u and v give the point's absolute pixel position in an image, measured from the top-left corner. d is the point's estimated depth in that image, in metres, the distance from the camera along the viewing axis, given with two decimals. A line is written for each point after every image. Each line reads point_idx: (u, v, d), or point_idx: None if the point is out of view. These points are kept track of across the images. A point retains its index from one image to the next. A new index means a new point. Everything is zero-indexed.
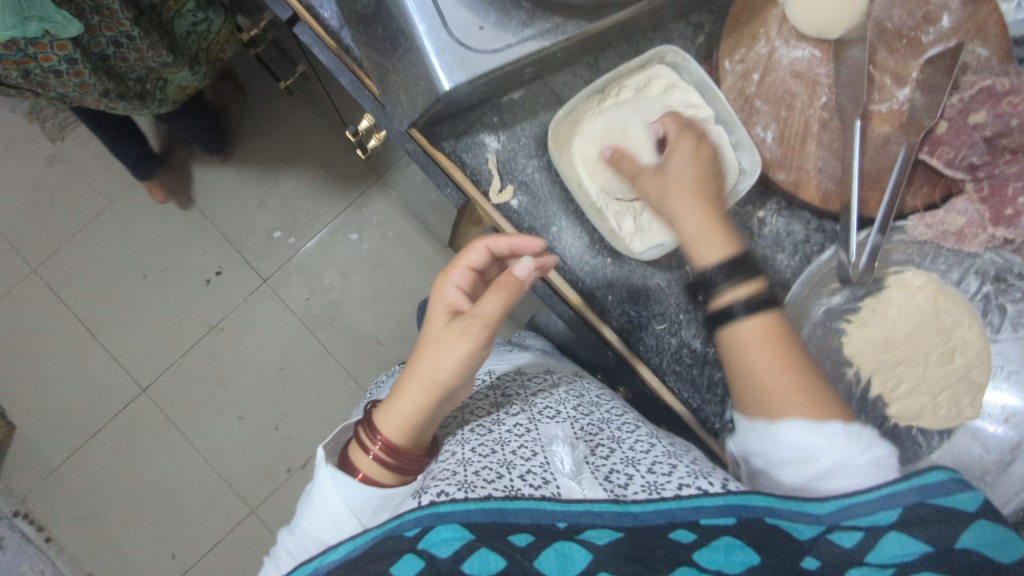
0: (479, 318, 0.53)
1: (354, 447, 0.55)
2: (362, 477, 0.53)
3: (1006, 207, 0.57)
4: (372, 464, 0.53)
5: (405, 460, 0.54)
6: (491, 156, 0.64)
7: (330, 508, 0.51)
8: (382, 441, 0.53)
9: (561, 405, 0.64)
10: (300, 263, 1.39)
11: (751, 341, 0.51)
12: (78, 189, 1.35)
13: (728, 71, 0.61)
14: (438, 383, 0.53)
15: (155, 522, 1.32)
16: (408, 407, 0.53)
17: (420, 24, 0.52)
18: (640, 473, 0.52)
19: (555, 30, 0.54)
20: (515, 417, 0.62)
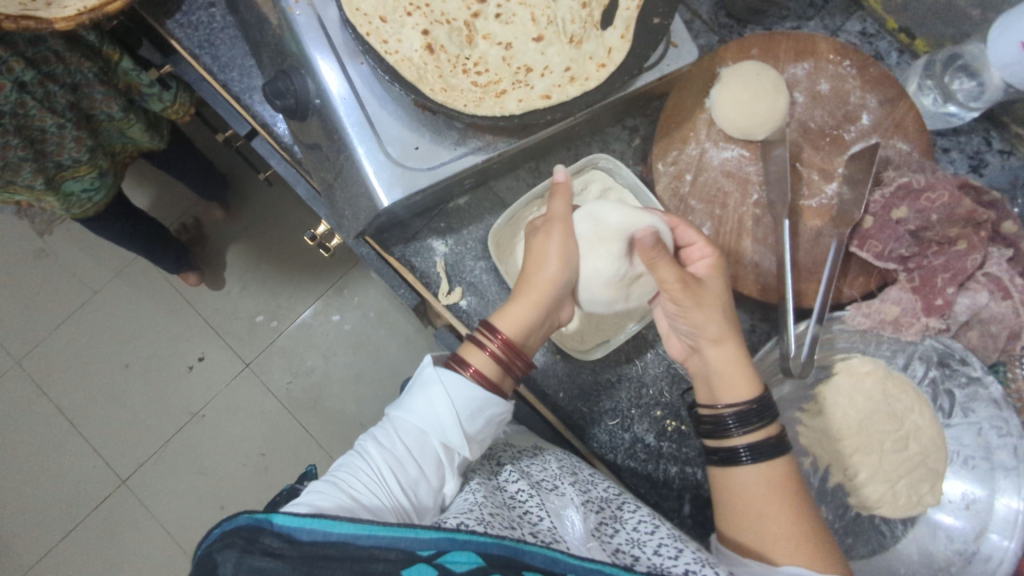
0: (559, 221, 0.59)
1: (466, 350, 0.55)
2: (474, 372, 0.52)
3: (936, 297, 0.59)
4: (486, 361, 0.54)
5: (516, 366, 0.54)
6: (439, 260, 0.65)
7: (433, 403, 0.51)
8: (503, 337, 0.54)
9: (559, 476, 0.58)
10: (282, 346, 1.40)
11: (755, 484, 0.49)
12: (63, 281, 1.38)
13: (661, 172, 0.64)
14: (552, 285, 0.57)
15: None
16: (525, 306, 0.55)
17: (359, 146, 0.55)
18: (647, 555, 0.49)
19: (488, 146, 0.57)
20: (517, 483, 0.56)
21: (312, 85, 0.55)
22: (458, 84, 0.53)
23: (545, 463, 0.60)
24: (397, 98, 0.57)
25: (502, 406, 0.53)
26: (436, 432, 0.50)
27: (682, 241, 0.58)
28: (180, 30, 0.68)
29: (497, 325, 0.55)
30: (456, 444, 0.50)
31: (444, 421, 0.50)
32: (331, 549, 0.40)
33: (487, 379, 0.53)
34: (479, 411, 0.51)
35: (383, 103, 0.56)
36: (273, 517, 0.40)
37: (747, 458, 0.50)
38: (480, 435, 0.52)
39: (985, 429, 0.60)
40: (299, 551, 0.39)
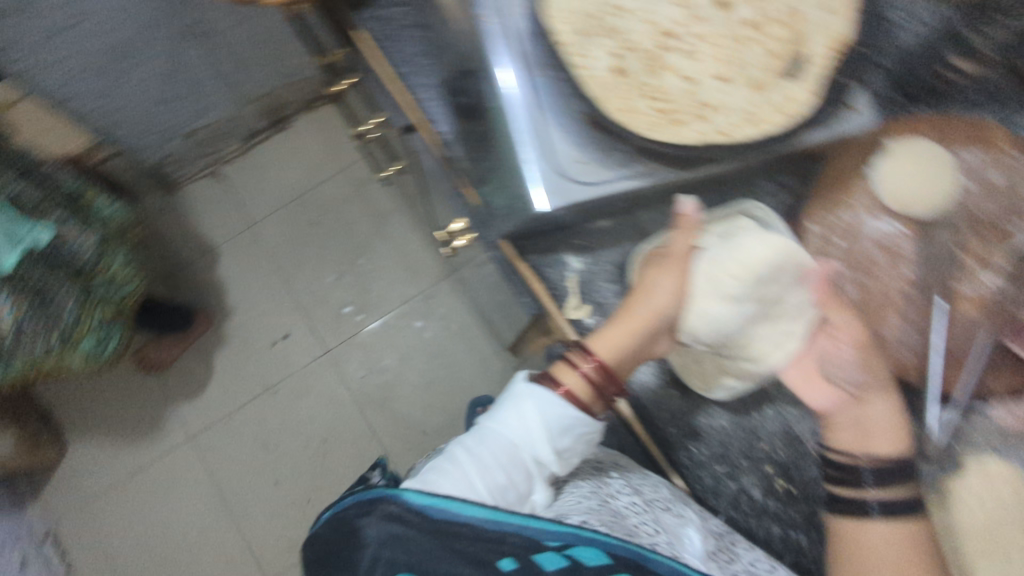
0: (677, 250, 0.61)
1: (559, 370, 0.55)
2: (565, 393, 0.52)
3: None
4: (578, 383, 0.53)
5: (608, 391, 0.54)
6: (572, 275, 0.66)
7: (523, 418, 0.50)
8: (597, 361, 0.54)
9: (674, 497, 0.59)
10: (362, 340, 1.50)
11: (884, 543, 0.52)
12: (184, 239, 1.54)
13: (812, 233, 0.63)
14: (658, 315, 0.59)
15: (165, 568, 1.35)
16: (626, 329, 0.59)
17: (527, 154, 0.58)
18: None
19: (652, 173, 0.57)
20: (630, 497, 0.58)
21: (493, 89, 0.59)
22: (638, 108, 0.54)
23: (656, 486, 0.61)
24: (572, 112, 0.58)
25: (593, 426, 0.53)
26: (527, 446, 0.50)
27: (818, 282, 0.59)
28: (370, 21, 0.72)
29: (587, 350, 0.55)
30: (545, 458, 0.51)
31: (536, 435, 0.50)
32: (463, 530, 0.42)
33: (578, 401, 0.52)
34: (570, 429, 0.51)
35: (557, 114, 0.58)
36: (402, 493, 0.43)
37: (878, 513, 0.53)
38: (569, 451, 0.52)
39: None
40: (431, 527, 0.41)
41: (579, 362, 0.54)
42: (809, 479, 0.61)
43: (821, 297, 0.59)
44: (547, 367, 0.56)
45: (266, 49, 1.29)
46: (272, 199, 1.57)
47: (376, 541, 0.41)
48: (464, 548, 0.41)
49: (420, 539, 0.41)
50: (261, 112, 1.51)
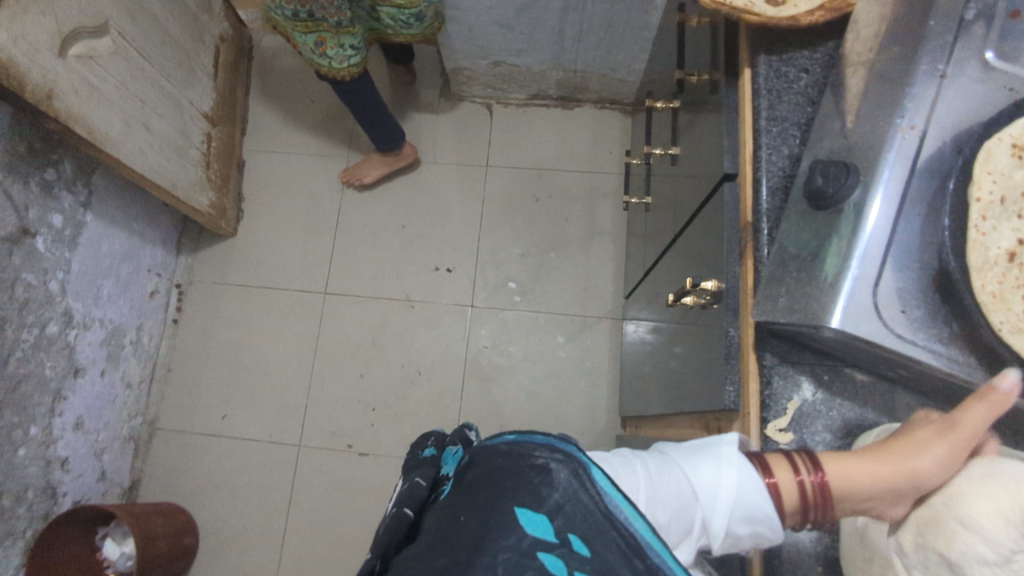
0: (967, 427, 0.51)
1: (779, 463, 0.56)
2: (771, 482, 0.54)
3: None
4: (789, 484, 0.54)
5: (812, 508, 0.54)
6: (796, 399, 0.62)
7: (720, 479, 0.55)
8: (822, 478, 0.54)
9: None
10: (505, 317, 1.54)
11: None
12: (430, 143, 1.68)
13: None
14: (914, 477, 0.51)
15: (245, 375, 1.53)
16: (866, 475, 0.52)
17: (854, 267, 0.53)
18: None
19: (964, 367, 0.52)
20: None
21: (857, 194, 0.56)
22: (1012, 300, 0.49)
23: None
24: (923, 262, 0.54)
25: (776, 532, 0.54)
26: (705, 504, 0.54)
27: None
28: (765, 69, 0.71)
29: (821, 464, 0.55)
30: (714, 528, 0.54)
31: (719, 500, 0.54)
32: (627, 536, 0.48)
33: (779, 499, 0.54)
34: (752, 520, 0.54)
35: (907, 253, 0.54)
36: (595, 469, 0.51)
37: None
38: (738, 536, 0.55)
39: None
40: (602, 515, 0.48)
41: (802, 467, 0.55)
42: None
43: None
44: (769, 454, 0.57)
45: (609, 33, 1.39)
46: (516, 158, 1.67)
47: (563, 493, 0.49)
48: (622, 553, 0.47)
49: (593, 518, 0.48)
50: (560, 83, 1.61)
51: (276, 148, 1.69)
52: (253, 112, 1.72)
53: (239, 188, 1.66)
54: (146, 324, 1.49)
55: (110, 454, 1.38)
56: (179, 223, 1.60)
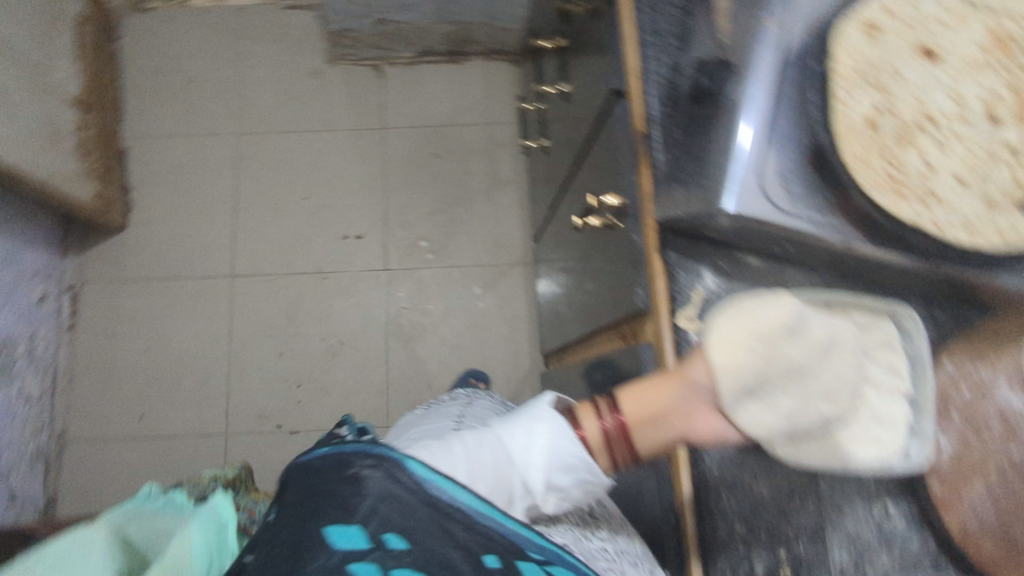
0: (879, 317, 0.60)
1: (585, 410, 0.67)
2: (582, 436, 0.63)
3: None
4: (595, 430, 0.65)
5: (617, 446, 0.64)
6: (699, 289, 0.66)
7: (532, 437, 0.61)
8: (620, 421, 0.64)
9: (641, 558, 0.65)
10: (419, 278, 1.54)
11: None
12: (322, 109, 1.64)
13: (943, 367, 0.60)
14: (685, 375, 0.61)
15: (157, 372, 1.45)
16: (655, 392, 0.63)
17: (737, 152, 0.59)
18: None
19: (842, 231, 0.57)
20: (600, 543, 0.64)
21: (733, 89, 0.61)
22: (871, 160, 0.55)
23: (634, 548, 0.67)
24: (797, 140, 0.59)
25: (600, 479, 0.62)
26: (522, 464, 0.59)
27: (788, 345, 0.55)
28: None
29: (622, 407, 0.64)
30: (533, 483, 0.60)
31: (534, 458, 0.60)
32: (453, 511, 0.47)
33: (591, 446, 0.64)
34: (572, 468, 0.61)
35: (780, 135, 0.59)
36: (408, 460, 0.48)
37: None
38: (564, 486, 0.61)
39: None
40: (423, 503, 0.46)
41: (607, 415, 0.65)
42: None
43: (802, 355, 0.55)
44: (583, 409, 0.66)
45: None
46: (413, 117, 1.65)
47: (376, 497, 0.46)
48: (450, 531, 0.46)
49: (406, 510, 0.46)
50: (447, 38, 1.61)
51: (156, 132, 1.60)
52: (126, 95, 1.61)
53: (122, 178, 1.55)
54: (40, 333, 1.39)
55: (19, 474, 1.28)
56: (61, 223, 1.49)
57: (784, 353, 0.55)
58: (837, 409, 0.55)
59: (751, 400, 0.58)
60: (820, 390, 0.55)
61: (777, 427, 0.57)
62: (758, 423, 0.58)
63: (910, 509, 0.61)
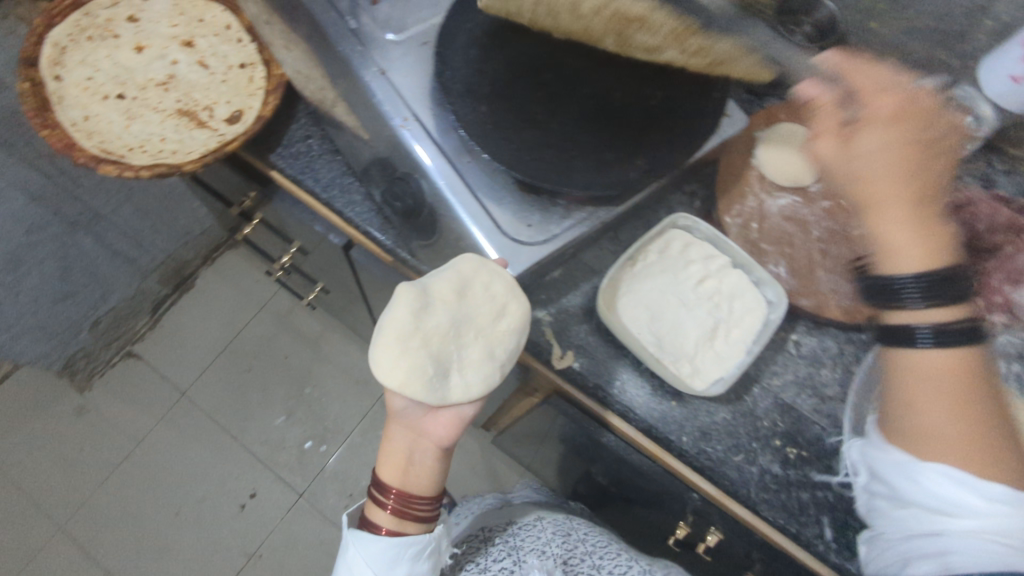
0: (669, 244, 0.72)
1: (370, 507, 0.71)
2: (386, 530, 0.69)
3: (996, 296, 0.67)
4: (387, 517, 0.70)
5: (415, 507, 0.70)
6: (546, 329, 0.70)
7: (354, 570, 0.67)
8: (395, 493, 0.70)
9: (550, 538, 0.86)
10: (334, 472, 1.48)
11: (932, 366, 0.57)
12: (115, 433, 1.49)
13: (730, 224, 0.73)
14: (401, 416, 0.72)
15: None
16: (398, 449, 0.72)
17: (478, 230, 0.65)
18: (819, 541, 0.64)
19: (590, 217, 0.67)
20: (502, 559, 0.83)
21: (427, 187, 0.65)
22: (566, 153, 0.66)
23: (535, 530, 0.87)
24: (505, 184, 0.66)
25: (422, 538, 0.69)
26: None
27: (432, 321, 0.65)
28: (283, 160, 0.76)
29: (387, 483, 0.71)
30: None
31: None
32: None
33: (399, 526, 0.70)
34: (398, 556, 0.67)
35: (492, 190, 0.65)
36: None
37: (928, 340, 0.57)
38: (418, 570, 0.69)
39: None
40: None
41: (384, 497, 0.70)
42: (813, 436, 0.68)
43: (452, 317, 0.66)
44: (368, 505, 0.72)
45: (155, 216, 1.36)
46: (199, 363, 1.56)
47: None
48: None
49: None
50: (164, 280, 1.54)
51: None
52: None
53: None
54: None
55: None
56: None
57: (431, 328, 0.65)
58: (512, 320, 0.67)
59: (447, 378, 0.67)
60: (485, 326, 0.67)
61: (490, 372, 0.68)
62: (472, 389, 0.68)
63: (805, 327, 0.72)
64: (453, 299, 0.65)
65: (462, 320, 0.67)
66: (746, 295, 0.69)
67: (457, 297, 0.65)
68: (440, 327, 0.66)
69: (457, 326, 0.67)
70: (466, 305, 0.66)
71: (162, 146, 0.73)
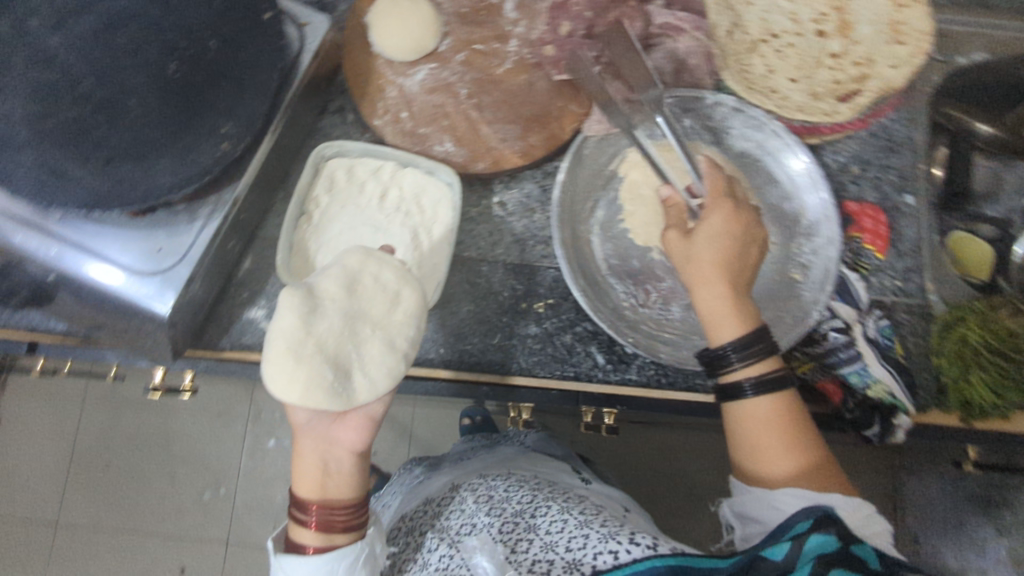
0: (332, 177, 0.68)
1: (293, 528, 0.53)
2: (313, 549, 0.52)
3: (633, 72, 0.67)
4: (312, 534, 0.52)
5: (335, 526, 0.52)
6: (266, 324, 0.67)
7: None
8: (315, 507, 0.52)
9: (474, 512, 0.63)
10: (246, 502, 1.35)
11: (756, 413, 0.52)
12: None
13: (381, 125, 0.68)
14: (305, 427, 0.53)
15: None
16: (309, 455, 0.54)
17: (113, 284, 0.57)
18: (591, 371, 0.67)
19: (220, 204, 0.60)
20: (438, 549, 0.61)
21: (37, 266, 0.58)
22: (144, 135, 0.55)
23: (460, 506, 0.65)
24: (113, 222, 0.58)
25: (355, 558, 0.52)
26: None
27: (321, 319, 0.53)
28: None
29: (302, 496, 0.53)
30: None
31: None
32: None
33: (326, 546, 0.52)
34: None
35: (103, 236, 0.58)
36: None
37: (752, 388, 0.52)
38: None
39: (748, 131, 0.68)
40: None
41: (303, 514, 0.52)
42: (552, 280, 0.70)
43: (336, 301, 0.54)
44: (290, 523, 0.54)
45: None
46: None
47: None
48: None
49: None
50: None
51: None
52: None
53: None
54: None
55: None
56: None
57: (318, 330, 0.52)
58: (408, 303, 0.56)
59: (350, 380, 0.52)
60: (378, 315, 0.55)
61: (394, 365, 0.54)
62: (378, 385, 0.53)
63: (502, 184, 0.71)
64: (335, 289, 0.54)
65: (351, 311, 0.54)
66: (423, 193, 0.68)
67: (336, 290, 0.54)
68: (324, 320, 0.53)
69: (345, 314, 0.54)
70: (348, 299, 0.54)
71: None
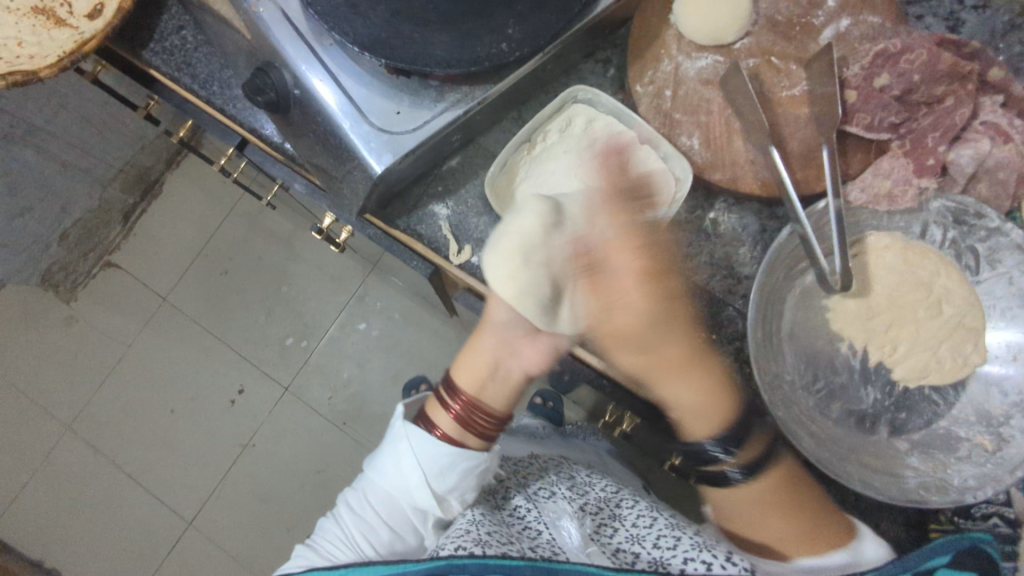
0: (569, 119, 0.67)
1: (434, 407, 0.65)
2: (440, 434, 0.62)
3: (928, 158, 0.61)
4: (448, 420, 0.63)
5: (475, 420, 0.63)
6: (444, 223, 0.68)
7: (403, 466, 0.62)
8: (464, 398, 0.63)
9: (557, 483, 0.68)
10: (319, 361, 1.41)
11: (752, 495, 0.57)
12: (96, 340, 1.42)
13: (641, 93, 0.66)
14: (495, 328, 0.64)
15: None
16: (477, 352, 0.65)
17: (344, 122, 0.58)
18: None
19: (467, 98, 0.60)
20: (516, 501, 0.65)
21: (288, 76, 0.59)
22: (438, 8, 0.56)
23: (543, 474, 0.70)
24: (370, 70, 0.59)
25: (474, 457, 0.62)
26: (404, 493, 0.61)
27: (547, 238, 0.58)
28: (156, 57, 0.69)
29: (458, 384, 0.65)
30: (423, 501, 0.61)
31: (410, 480, 0.61)
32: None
33: (452, 437, 0.62)
34: (450, 465, 0.61)
35: (356, 78, 0.59)
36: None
37: (740, 476, 0.56)
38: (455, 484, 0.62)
39: (1014, 276, 0.61)
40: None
41: (449, 399, 0.64)
42: (725, 317, 0.65)
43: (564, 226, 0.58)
44: (430, 403, 0.65)
45: None
46: None
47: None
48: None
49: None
50: (126, 185, 1.41)
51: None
52: None
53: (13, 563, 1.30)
54: None
55: None
56: None
57: (545, 248, 0.58)
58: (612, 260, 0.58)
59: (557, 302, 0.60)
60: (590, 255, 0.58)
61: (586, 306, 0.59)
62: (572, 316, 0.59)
63: (725, 204, 0.67)
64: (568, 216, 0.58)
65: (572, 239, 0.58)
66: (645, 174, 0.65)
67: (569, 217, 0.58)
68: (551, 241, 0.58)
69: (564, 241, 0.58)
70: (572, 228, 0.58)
71: (18, 50, 0.67)
